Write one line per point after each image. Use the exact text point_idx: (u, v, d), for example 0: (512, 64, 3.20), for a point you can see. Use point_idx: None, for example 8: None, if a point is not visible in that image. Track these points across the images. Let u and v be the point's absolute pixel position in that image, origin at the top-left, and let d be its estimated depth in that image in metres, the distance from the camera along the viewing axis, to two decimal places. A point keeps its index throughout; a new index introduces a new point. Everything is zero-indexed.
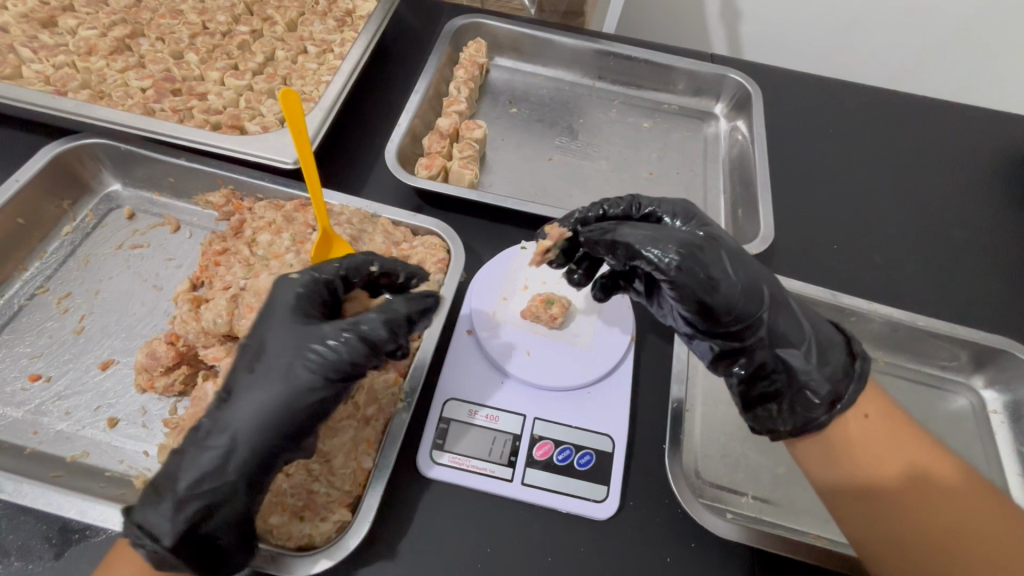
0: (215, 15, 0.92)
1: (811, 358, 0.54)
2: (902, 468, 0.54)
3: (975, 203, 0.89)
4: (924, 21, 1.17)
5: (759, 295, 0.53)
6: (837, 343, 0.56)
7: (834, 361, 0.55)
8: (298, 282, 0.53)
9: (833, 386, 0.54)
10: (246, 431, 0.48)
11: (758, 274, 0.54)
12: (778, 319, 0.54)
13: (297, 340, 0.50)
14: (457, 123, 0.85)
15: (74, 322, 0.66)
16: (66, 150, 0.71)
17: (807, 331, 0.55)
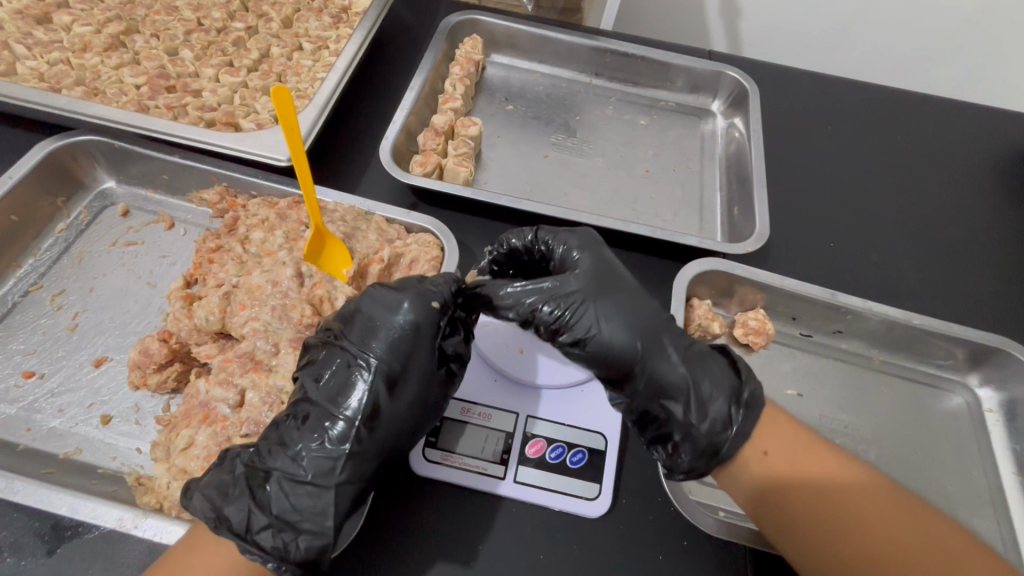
0: (211, 11, 0.92)
1: (686, 405, 0.54)
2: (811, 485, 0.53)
3: (973, 201, 0.89)
4: (924, 17, 1.16)
5: (626, 345, 0.55)
6: (722, 388, 0.55)
7: (714, 408, 0.54)
8: (438, 310, 0.55)
9: (714, 435, 0.53)
10: (384, 440, 0.51)
11: (637, 318, 0.56)
12: (654, 366, 0.55)
13: (430, 361, 0.54)
14: (453, 120, 0.85)
15: (68, 319, 0.66)
16: (59, 147, 0.71)
17: (684, 375, 0.55)
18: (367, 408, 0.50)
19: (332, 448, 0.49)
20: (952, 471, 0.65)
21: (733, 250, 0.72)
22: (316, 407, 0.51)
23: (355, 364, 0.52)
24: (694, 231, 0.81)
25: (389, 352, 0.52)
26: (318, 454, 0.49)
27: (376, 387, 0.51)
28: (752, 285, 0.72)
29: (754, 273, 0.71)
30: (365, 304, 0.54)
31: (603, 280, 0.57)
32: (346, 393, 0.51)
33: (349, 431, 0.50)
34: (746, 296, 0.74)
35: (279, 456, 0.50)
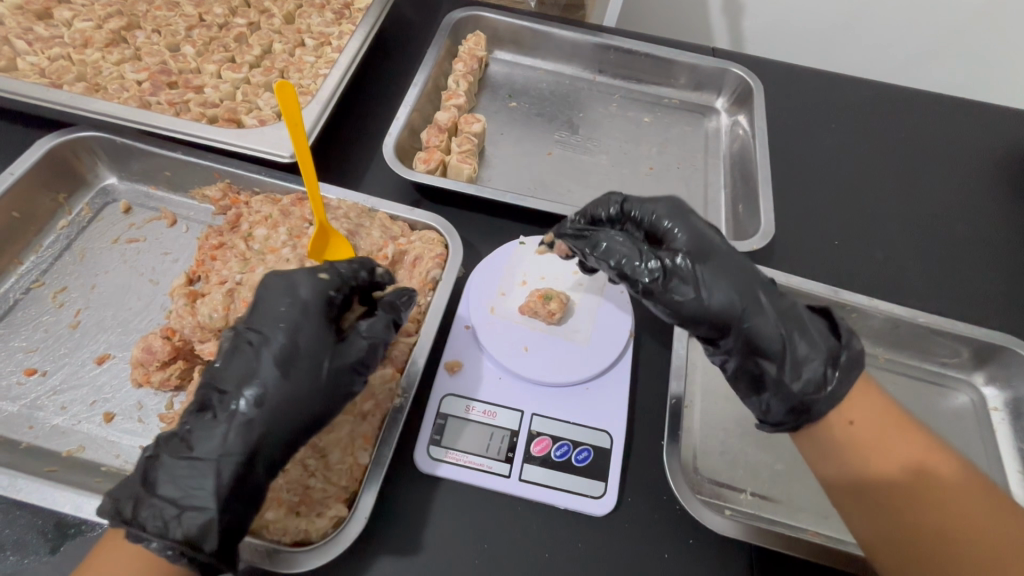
0: (213, 7, 0.91)
1: (791, 357, 0.54)
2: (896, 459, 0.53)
3: (977, 199, 0.88)
4: (928, 14, 1.16)
5: (737, 296, 0.54)
6: (817, 347, 0.54)
7: (818, 357, 0.54)
8: (326, 282, 0.55)
9: (807, 392, 0.54)
10: (274, 410, 0.49)
11: (741, 272, 0.56)
12: (752, 327, 0.54)
13: (325, 331, 0.53)
14: (456, 117, 0.85)
15: (70, 316, 0.65)
16: (61, 143, 0.70)
17: (788, 324, 0.54)
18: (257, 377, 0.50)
19: (224, 420, 0.49)
20: None
21: (737, 247, 0.72)
22: (215, 383, 0.51)
23: (246, 341, 0.52)
24: None
25: (274, 324, 0.52)
26: (209, 428, 0.48)
27: (263, 358, 0.51)
28: None
29: (759, 270, 0.71)
30: (263, 285, 0.56)
31: (703, 241, 0.57)
32: (240, 368, 0.51)
33: (236, 403, 0.49)
34: None
35: (169, 438, 0.49)
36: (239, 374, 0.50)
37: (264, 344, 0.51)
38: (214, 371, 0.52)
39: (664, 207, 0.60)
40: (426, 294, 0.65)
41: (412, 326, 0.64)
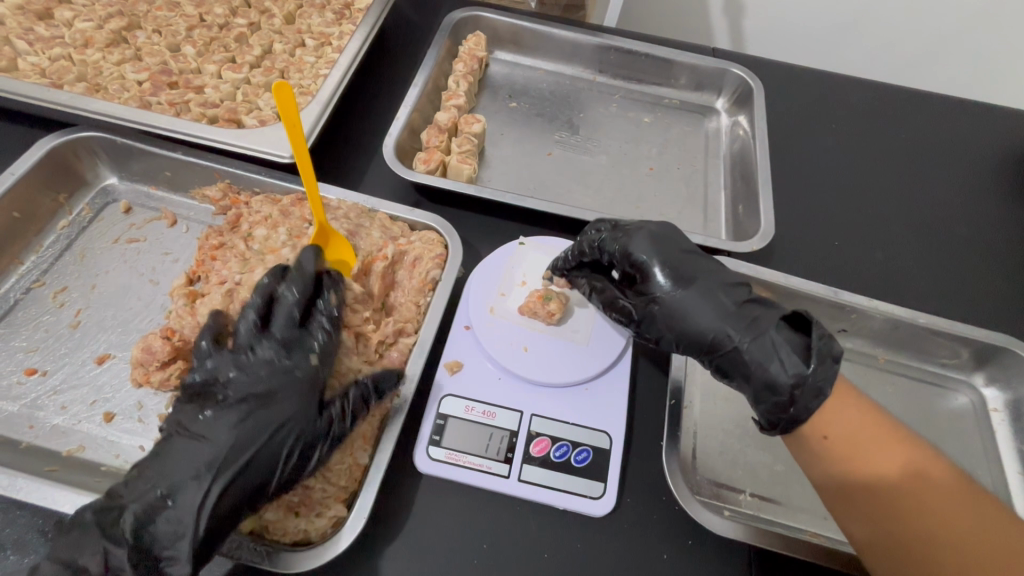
0: (213, 7, 0.91)
1: (757, 381, 0.56)
2: (896, 468, 0.52)
3: (978, 199, 0.88)
4: (929, 14, 1.16)
5: (703, 323, 0.58)
6: (786, 357, 0.55)
7: (784, 381, 0.54)
8: (318, 364, 0.56)
9: (781, 399, 0.55)
10: (255, 472, 0.50)
11: (713, 298, 0.59)
12: (723, 346, 0.58)
13: (308, 402, 0.54)
14: (456, 117, 0.85)
15: (71, 316, 0.66)
16: (62, 143, 0.71)
17: (756, 347, 0.56)
18: (238, 441, 0.51)
19: (195, 481, 0.48)
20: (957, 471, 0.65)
21: (737, 248, 0.72)
22: (187, 444, 0.51)
23: (223, 406, 0.52)
24: (698, 229, 0.81)
25: (258, 390, 0.53)
26: (179, 488, 0.48)
27: (240, 427, 0.51)
28: (757, 283, 0.72)
29: (758, 271, 0.71)
30: (246, 347, 0.56)
31: (672, 272, 0.61)
32: (215, 432, 0.51)
33: (212, 465, 0.49)
34: None
35: (136, 486, 0.49)
36: (214, 439, 0.51)
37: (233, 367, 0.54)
38: (187, 425, 0.52)
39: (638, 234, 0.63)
40: (426, 294, 0.66)
41: (410, 326, 0.64)
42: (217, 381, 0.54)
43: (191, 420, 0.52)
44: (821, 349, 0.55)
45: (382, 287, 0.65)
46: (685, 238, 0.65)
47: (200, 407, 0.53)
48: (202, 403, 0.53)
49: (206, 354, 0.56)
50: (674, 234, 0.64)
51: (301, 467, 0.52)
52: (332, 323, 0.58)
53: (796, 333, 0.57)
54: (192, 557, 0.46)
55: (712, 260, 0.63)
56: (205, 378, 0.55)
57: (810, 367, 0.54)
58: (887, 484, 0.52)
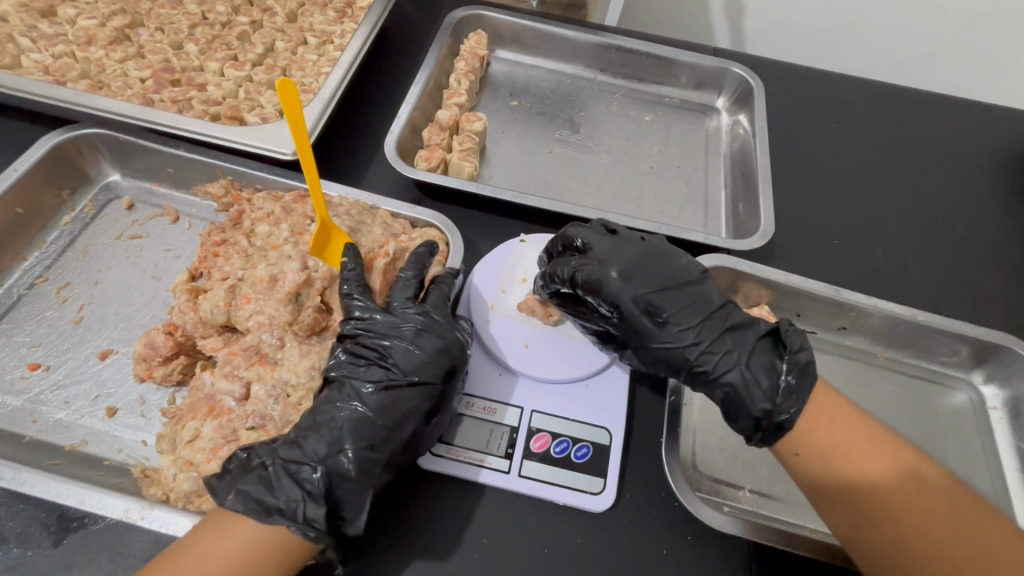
0: (216, 5, 0.92)
1: (727, 409, 0.58)
2: (879, 465, 0.53)
3: (978, 199, 0.88)
4: (928, 15, 1.16)
5: (674, 356, 0.59)
6: (762, 379, 0.57)
7: (753, 413, 0.57)
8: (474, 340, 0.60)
9: (758, 422, 0.56)
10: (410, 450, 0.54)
11: (693, 320, 0.60)
12: (705, 371, 0.59)
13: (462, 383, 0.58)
14: (457, 115, 0.85)
15: (73, 312, 0.66)
16: (65, 140, 0.71)
17: (729, 379, 0.58)
18: (404, 420, 0.54)
19: (367, 457, 0.51)
20: (954, 467, 0.66)
21: (736, 246, 0.72)
22: (354, 416, 0.53)
23: (394, 383, 0.55)
24: (699, 227, 0.81)
25: (427, 374, 0.55)
26: (351, 460, 0.51)
27: (403, 418, 0.54)
28: (756, 281, 0.72)
29: (756, 269, 0.71)
30: (406, 324, 0.58)
31: (652, 299, 0.60)
32: (390, 406, 0.54)
33: (382, 440, 0.52)
34: (751, 292, 0.74)
35: (307, 452, 0.51)
36: (387, 414, 0.53)
37: (400, 359, 0.56)
38: (354, 398, 0.54)
39: (609, 265, 0.61)
40: None
41: None
42: (383, 351, 0.56)
43: (359, 383, 0.55)
44: (799, 368, 0.57)
45: (383, 284, 0.65)
46: (663, 256, 0.62)
47: (358, 379, 0.55)
48: (368, 368, 0.56)
49: (373, 320, 0.58)
50: (647, 255, 0.62)
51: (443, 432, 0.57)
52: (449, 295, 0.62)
53: (771, 361, 0.58)
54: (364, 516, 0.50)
55: (699, 280, 0.62)
56: (373, 341, 0.57)
57: (778, 403, 0.56)
58: (881, 485, 0.52)
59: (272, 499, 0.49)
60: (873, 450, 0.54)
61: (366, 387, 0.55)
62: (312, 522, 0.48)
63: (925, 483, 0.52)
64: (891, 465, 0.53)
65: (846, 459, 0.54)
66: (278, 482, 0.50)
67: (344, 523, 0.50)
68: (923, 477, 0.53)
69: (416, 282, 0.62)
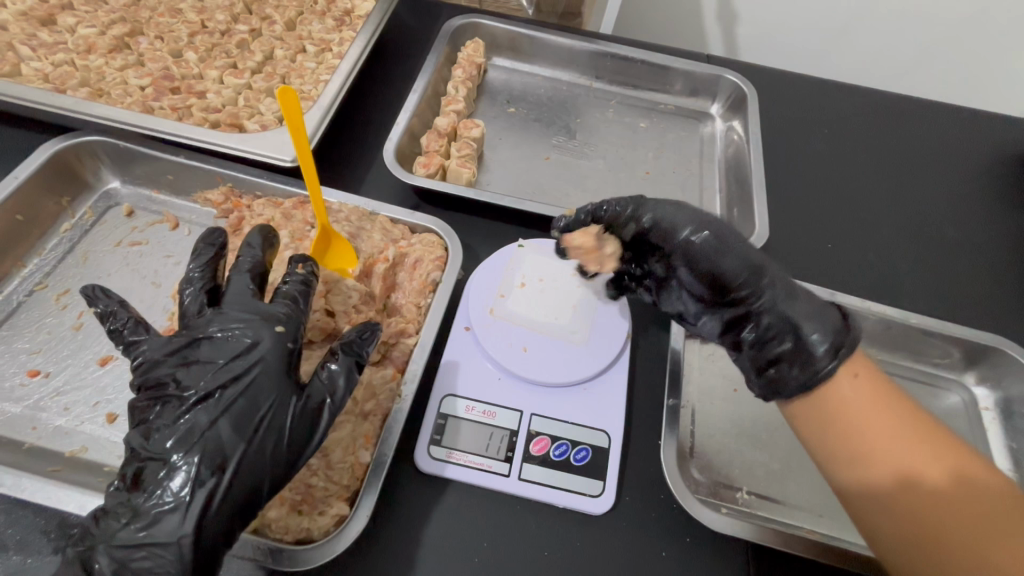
0: (215, 14, 0.93)
1: (804, 318, 0.56)
2: (906, 466, 0.51)
3: (968, 203, 0.90)
4: (917, 25, 1.18)
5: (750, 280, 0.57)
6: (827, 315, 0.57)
7: (828, 319, 0.56)
8: (284, 333, 0.54)
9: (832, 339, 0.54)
10: (241, 480, 0.48)
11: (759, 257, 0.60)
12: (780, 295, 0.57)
13: (285, 388, 0.52)
14: (455, 122, 0.86)
15: (72, 318, 0.66)
16: (66, 147, 0.71)
17: (799, 307, 0.56)
18: (209, 442, 0.48)
19: (174, 499, 0.46)
20: None
21: None
22: (159, 449, 0.49)
23: (192, 401, 0.50)
24: None
25: (239, 367, 0.51)
26: (164, 508, 0.46)
27: (217, 434, 0.49)
28: None
29: None
30: (202, 346, 0.53)
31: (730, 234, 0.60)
32: (192, 430, 0.49)
33: (188, 474, 0.47)
34: None
35: (108, 523, 0.47)
36: (187, 442, 0.48)
37: (200, 372, 0.51)
38: (154, 434, 0.49)
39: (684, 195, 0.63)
40: (427, 296, 0.66)
41: (410, 327, 0.64)
42: (178, 375, 0.52)
43: (158, 425, 0.50)
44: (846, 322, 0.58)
45: (384, 289, 0.66)
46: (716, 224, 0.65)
47: (161, 412, 0.50)
48: (165, 404, 0.51)
49: (153, 357, 0.53)
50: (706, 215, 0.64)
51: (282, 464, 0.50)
52: (298, 293, 0.57)
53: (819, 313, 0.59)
54: (193, 557, 0.46)
55: None
56: (158, 378, 0.52)
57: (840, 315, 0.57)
58: (906, 485, 0.50)
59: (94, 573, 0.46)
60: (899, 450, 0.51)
61: (165, 419, 0.50)
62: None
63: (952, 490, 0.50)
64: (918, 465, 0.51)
65: (875, 459, 0.52)
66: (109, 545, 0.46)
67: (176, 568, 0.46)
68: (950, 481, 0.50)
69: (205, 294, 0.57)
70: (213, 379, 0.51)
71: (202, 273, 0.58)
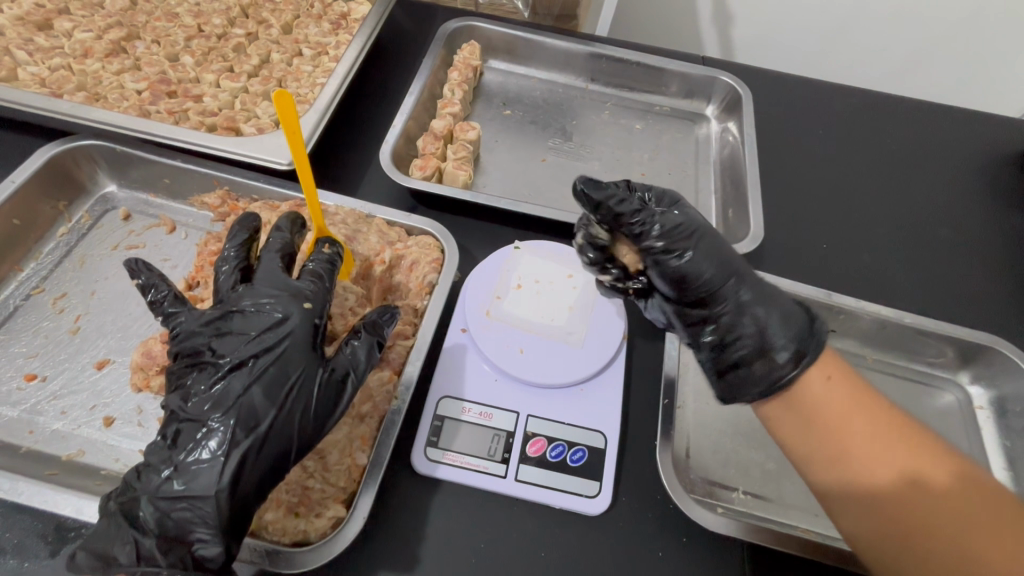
0: (212, 17, 0.93)
1: (767, 321, 0.56)
2: (883, 462, 0.51)
3: (961, 202, 0.90)
4: (910, 26, 1.19)
5: (712, 285, 0.58)
6: (793, 315, 0.57)
7: (792, 322, 0.56)
8: (312, 310, 0.55)
9: (794, 344, 0.55)
10: (272, 444, 0.49)
11: (728, 256, 0.59)
12: (744, 300, 0.57)
13: (313, 359, 0.53)
14: (451, 124, 0.86)
15: (70, 322, 0.66)
16: (63, 151, 0.72)
17: (760, 314, 0.56)
18: (242, 406, 0.49)
19: (210, 457, 0.47)
20: None
21: None
22: (196, 410, 0.50)
23: (228, 366, 0.51)
24: None
25: (271, 336, 0.52)
26: (201, 465, 0.47)
27: (251, 398, 0.50)
28: None
29: None
30: (235, 317, 0.54)
31: (703, 232, 0.59)
32: (227, 394, 0.50)
33: (225, 435, 0.48)
34: None
35: (149, 477, 0.48)
36: (222, 405, 0.49)
37: (235, 339, 0.53)
38: (190, 396, 0.51)
39: (665, 194, 0.62)
40: (423, 298, 0.67)
41: (408, 328, 0.65)
42: (213, 342, 0.53)
43: (195, 389, 0.51)
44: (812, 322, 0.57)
45: (380, 291, 0.68)
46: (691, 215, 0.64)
47: (196, 378, 0.52)
48: (201, 370, 0.52)
49: (190, 326, 0.54)
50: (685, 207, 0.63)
51: (313, 431, 0.51)
52: (325, 272, 0.58)
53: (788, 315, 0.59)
54: (228, 513, 0.47)
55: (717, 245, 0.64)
56: (195, 346, 0.53)
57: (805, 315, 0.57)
58: (882, 483, 0.51)
59: (132, 527, 0.47)
60: (876, 445, 0.52)
61: (204, 381, 0.51)
62: (178, 531, 0.46)
63: (928, 487, 0.50)
64: (894, 461, 0.51)
65: (859, 458, 0.52)
66: (148, 499, 0.47)
67: (212, 522, 0.46)
68: (927, 477, 0.50)
69: (238, 267, 0.59)
70: (248, 345, 0.52)
71: (237, 253, 0.59)
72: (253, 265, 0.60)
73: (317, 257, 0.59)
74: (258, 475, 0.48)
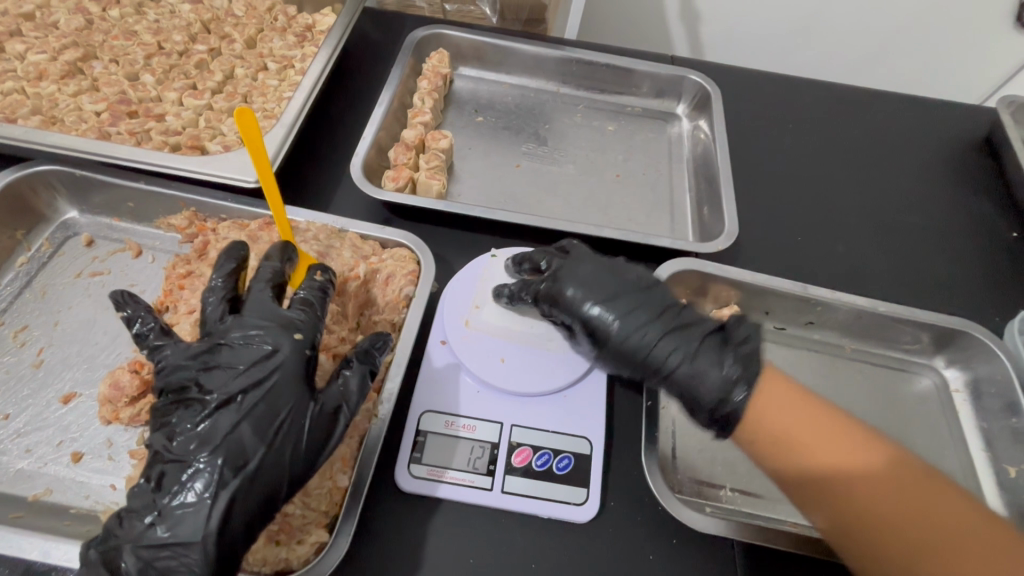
0: (172, 34, 0.91)
1: (692, 405, 0.58)
2: (840, 452, 0.52)
3: (928, 189, 0.92)
4: (870, 20, 1.22)
5: (639, 360, 0.59)
6: (718, 363, 0.57)
7: (713, 402, 0.56)
8: (303, 340, 0.54)
9: (722, 396, 0.56)
10: (261, 483, 0.48)
11: (645, 324, 0.59)
12: (671, 364, 0.58)
13: (303, 392, 0.52)
14: (423, 133, 0.85)
15: (32, 355, 0.64)
16: (20, 178, 0.69)
17: (683, 374, 0.58)
18: (231, 444, 0.48)
19: (196, 500, 0.46)
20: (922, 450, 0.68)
21: (703, 249, 0.73)
22: (182, 450, 0.48)
23: (214, 403, 0.49)
24: (665, 232, 0.83)
25: (262, 370, 0.51)
26: (187, 508, 0.45)
27: (240, 437, 0.48)
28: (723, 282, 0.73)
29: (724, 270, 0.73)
30: (222, 350, 0.52)
31: (612, 308, 0.60)
32: (214, 432, 0.48)
33: (211, 477, 0.46)
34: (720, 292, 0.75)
35: (132, 524, 0.46)
36: (209, 444, 0.48)
37: (223, 375, 0.51)
38: (174, 436, 0.49)
39: (562, 296, 0.62)
40: (401, 311, 0.66)
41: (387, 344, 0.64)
42: (199, 378, 0.51)
43: (179, 429, 0.49)
44: (743, 359, 0.56)
45: (356, 307, 0.66)
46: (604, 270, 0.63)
47: (181, 417, 0.50)
48: (186, 407, 0.50)
49: (175, 361, 0.52)
50: (591, 271, 0.62)
51: (303, 469, 0.50)
52: (316, 301, 0.57)
53: (721, 351, 0.58)
54: (215, 558, 0.45)
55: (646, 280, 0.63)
56: (182, 381, 0.51)
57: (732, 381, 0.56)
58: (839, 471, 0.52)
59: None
60: (831, 436, 0.53)
61: (190, 420, 0.49)
62: None
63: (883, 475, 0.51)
64: (849, 451, 0.52)
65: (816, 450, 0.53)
66: (133, 547, 0.45)
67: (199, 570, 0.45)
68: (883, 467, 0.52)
69: (225, 297, 0.57)
70: (236, 381, 0.50)
71: (225, 283, 0.57)
72: (241, 295, 0.58)
73: (306, 286, 0.57)
74: (247, 516, 0.47)
